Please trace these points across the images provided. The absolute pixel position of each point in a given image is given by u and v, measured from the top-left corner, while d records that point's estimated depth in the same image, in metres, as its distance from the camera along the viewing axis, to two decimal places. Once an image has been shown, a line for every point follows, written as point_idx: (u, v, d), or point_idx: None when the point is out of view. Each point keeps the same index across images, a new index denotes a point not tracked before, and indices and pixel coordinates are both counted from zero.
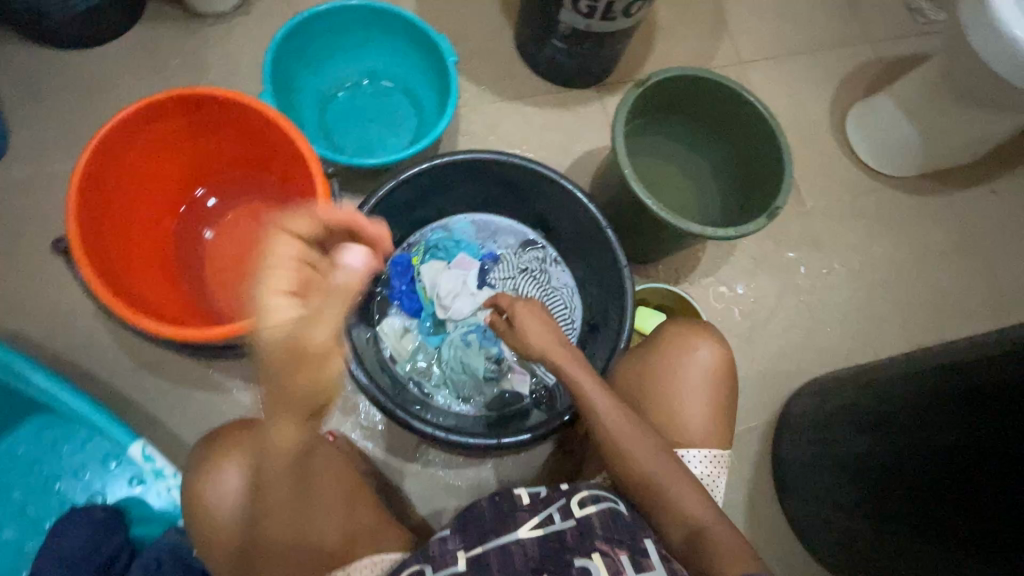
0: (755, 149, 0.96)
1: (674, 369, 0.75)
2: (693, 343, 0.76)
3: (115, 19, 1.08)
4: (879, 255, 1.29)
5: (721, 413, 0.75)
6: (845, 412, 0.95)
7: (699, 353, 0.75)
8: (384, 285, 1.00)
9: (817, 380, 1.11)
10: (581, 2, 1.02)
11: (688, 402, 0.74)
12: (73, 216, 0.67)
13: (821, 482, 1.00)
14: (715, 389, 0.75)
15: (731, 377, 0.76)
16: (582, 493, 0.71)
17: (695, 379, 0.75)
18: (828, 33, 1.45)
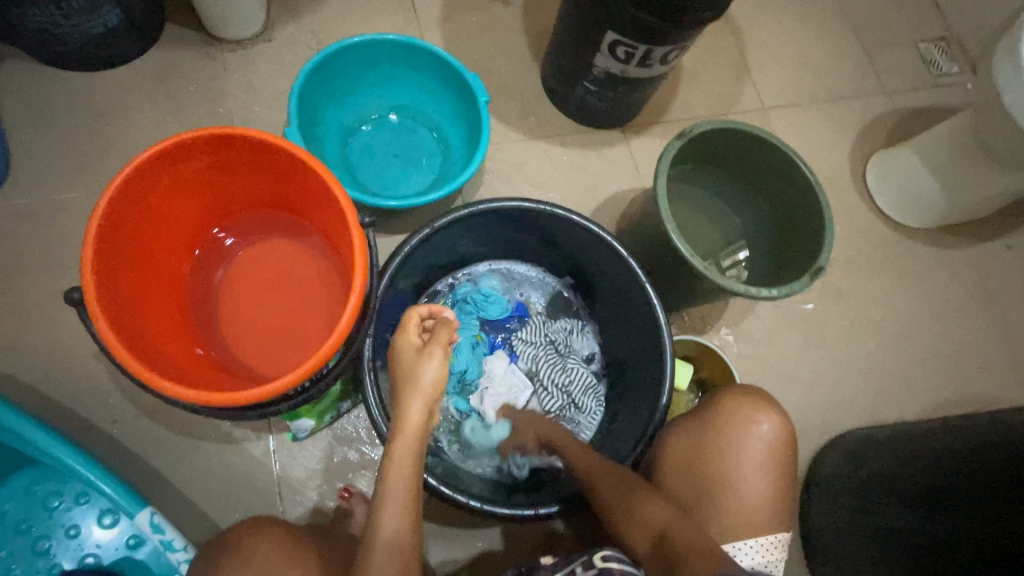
0: (792, 205, 0.94)
1: (736, 443, 0.73)
2: (755, 416, 0.74)
3: (132, 42, 1.04)
4: (901, 307, 1.28)
5: (784, 490, 0.73)
6: (889, 480, 0.93)
7: (761, 426, 0.73)
8: None
9: (857, 436, 1.08)
10: (618, 48, 1.01)
11: (749, 480, 0.71)
12: (88, 268, 0.61)
13: (857, 551, 0.96)
14: (778, 466, 0.73)
15: (792, 453, 0.75)
16: (604, 549, 0.66)
17: (759, 456, 0.72)
18: (847, 82, 1.46)
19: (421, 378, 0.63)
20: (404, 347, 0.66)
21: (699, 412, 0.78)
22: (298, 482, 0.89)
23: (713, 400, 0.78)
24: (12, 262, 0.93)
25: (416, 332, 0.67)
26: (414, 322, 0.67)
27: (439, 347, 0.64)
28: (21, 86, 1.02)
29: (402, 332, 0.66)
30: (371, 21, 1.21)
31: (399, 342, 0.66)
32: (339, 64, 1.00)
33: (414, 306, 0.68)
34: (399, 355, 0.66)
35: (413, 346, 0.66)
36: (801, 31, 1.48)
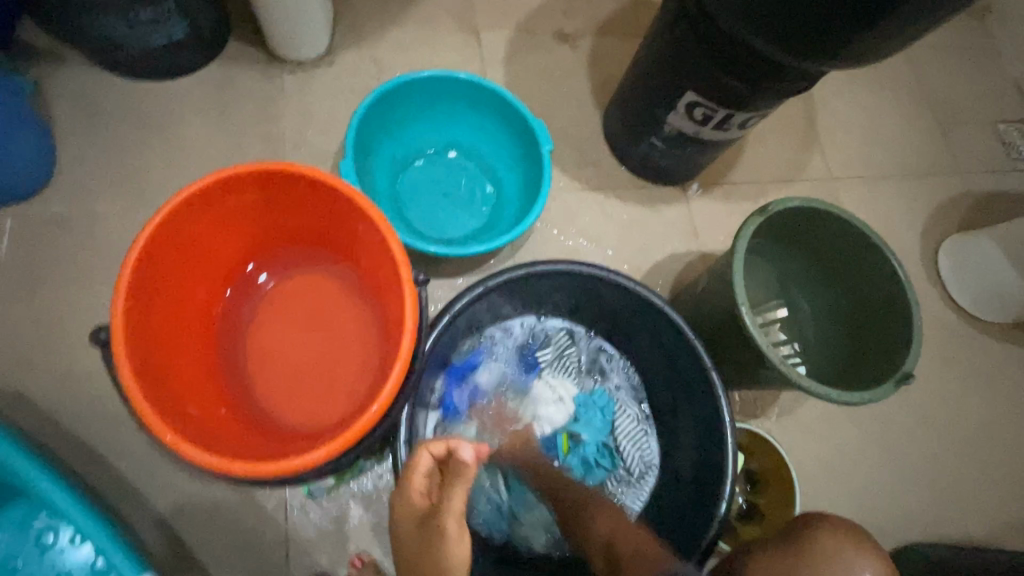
0: (872, 298, 0.87)
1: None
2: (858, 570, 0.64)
3: (193, 56, 1.01)
4: (972, 409, 1.17)
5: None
6: None
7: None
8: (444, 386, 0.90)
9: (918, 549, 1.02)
10: (696, 109, 0.96)
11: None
12: (120, 308, 0.56)
13: None
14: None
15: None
16: None
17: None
18: (920, 158, 1.39)
19: (433, 566, 0.51)
20: (407, 517, 0.54)
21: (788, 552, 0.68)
22: (308, 540, 0.82)
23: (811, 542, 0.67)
24: (42, 274, 0.88)
25: (423, 489, 0.55)
26: (422, 474, 0.55)
27: (449, 528, 0.51)
28: (77, 91, 1.00)
29: (407, 495, 0.55)
30: (435, 54, 1.18)
31: (402, 517, 0.55)
32: (402, 96, 0.96)
33: (425, 446, 0.56)
34: (399, 524, 0.55)
35: (418, 515, 0.54)
36: (874, 101, 1.42)
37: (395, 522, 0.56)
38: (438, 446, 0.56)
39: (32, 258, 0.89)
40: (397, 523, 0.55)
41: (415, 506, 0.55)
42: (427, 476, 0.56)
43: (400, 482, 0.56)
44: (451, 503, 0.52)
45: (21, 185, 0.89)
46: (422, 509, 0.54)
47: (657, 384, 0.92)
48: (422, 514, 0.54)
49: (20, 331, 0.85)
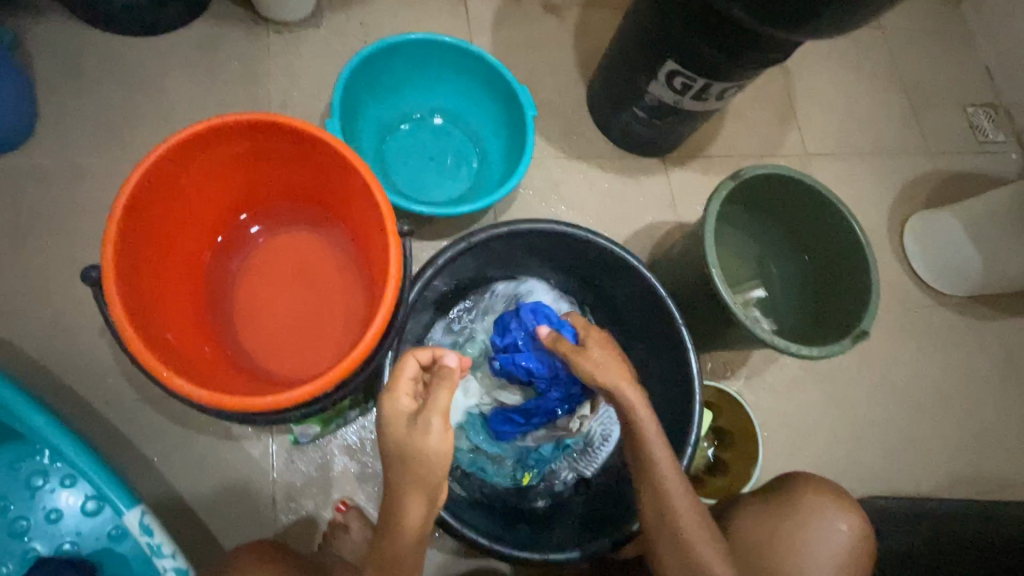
0: (835, 263, 0.92)
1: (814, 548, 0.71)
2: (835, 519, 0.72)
3: (177, 11, 1.01)
4: (928, 375, 1.24)
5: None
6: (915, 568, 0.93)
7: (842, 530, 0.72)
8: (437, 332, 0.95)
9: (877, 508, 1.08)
10: (676, 79, 0.99)
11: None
12: (111, 248, 0.58)
13: None
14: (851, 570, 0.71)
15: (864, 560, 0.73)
16: None
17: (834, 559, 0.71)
18: (892, 137, 1.44)
19: (428, 452, 0.56)
20: (396, 417, 0.58)
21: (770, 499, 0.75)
22: (296, 488, 0.85)
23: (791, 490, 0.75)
24: (26, 226, 0.88)
25: (410, 391, 0.59)
26: (409, 378, 0.60)
27: (435, 423, 0.56)
28: (59, 44, 0.99)
29: (397, 396, 0.58)
30: (421, 19, 1.18)
31: (391, 418, 0.57)
32: (389, 58, 0.97)
33: (410, 354, 0.61)
34: (388, 427, 0.57)
35: (407, 414, 0.58)
36: (851, 81, 1.46)
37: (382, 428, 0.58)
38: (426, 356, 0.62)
39: (16, 211, 0.89)
40: (386, 425, 0.57)
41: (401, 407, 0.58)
42: (411, 380, 0.60)
43: (385, 388, 0.59)
44: (441, 397, 0.57)
45: (3, 139, 0.89)
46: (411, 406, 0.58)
47: (632, 344, 0.96)
48: (410, 414, 0.58)
49: (5, 282, 0.85)
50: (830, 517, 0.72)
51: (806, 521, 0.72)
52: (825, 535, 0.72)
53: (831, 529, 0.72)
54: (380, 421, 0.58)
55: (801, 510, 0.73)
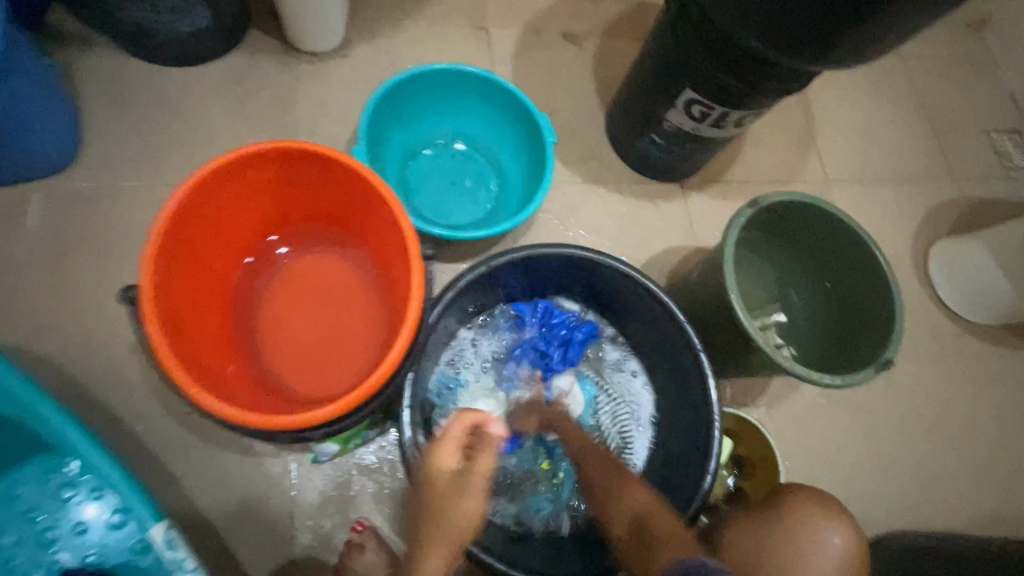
0: (858, 291, 0.91)
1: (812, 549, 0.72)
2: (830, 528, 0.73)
3: (215, 44, 1.06)
4: (957, 406, 1.20)
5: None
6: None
7: (833, 540, 0.72)
8: (469, 332, 0.97)
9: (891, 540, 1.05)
10: (694, 107, 1.00)
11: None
12: (148, 268, 0.60)
13: None
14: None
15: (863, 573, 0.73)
16: None
17: (830, 572, 0.70)
18: (914, 163, 1.43)
19: (458, 506, 0.68)
20: (440, 471, 0.69)
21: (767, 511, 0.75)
22: (313, 506, 0.85)
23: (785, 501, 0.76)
24: (65, 245, 0.92)
25: (455, 451, 0.70)
26: (455, 438, 0.71)
27: (477, 482, 0.69)
28: (105, 74, 1.04)
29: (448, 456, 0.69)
30: (445, 49, 1.23)
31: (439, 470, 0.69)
32: (414, 88, 1.01)
33: (460, 416, 0.72)
34: (431, 477, 0.69)
35: (450, 471, 0.69)
36: (870, 107, 1.46)
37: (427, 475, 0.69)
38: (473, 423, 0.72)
39: (56, 230, 0.93)
40: (431, 475, 0.69)
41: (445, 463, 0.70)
42: (459, 442, 0.71)
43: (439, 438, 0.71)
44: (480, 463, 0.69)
45: (50, 162, 0.94)
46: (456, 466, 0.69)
47: (652, 369, 0.95)
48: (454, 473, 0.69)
49: (44, 298, 0.89)
50: (823, 529, 0.73)
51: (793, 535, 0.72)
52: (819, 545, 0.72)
53: (820, 537, 0.72)
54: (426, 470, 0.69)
55: (791, 521, 0.73)
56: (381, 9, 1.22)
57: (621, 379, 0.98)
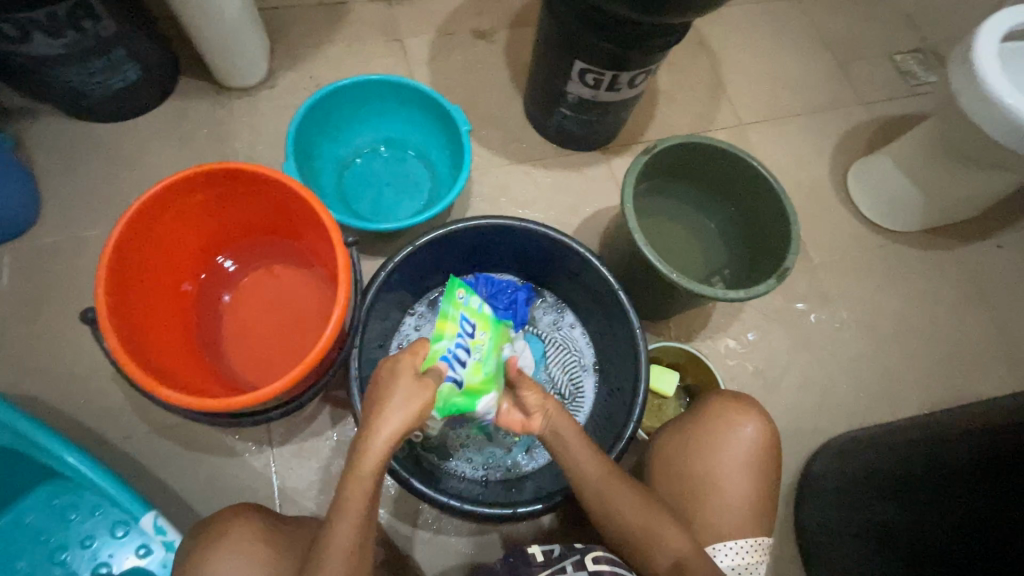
0: (760, 213, 1.00)
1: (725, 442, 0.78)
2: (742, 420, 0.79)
3: (147, 94, 1.15)
4: (890, 309, 1.29)
5: (767, 491, 0.77)
6: (863, 481, 0.97)
7: (744, 430, 0.79)
8: (410, 320, 1.04)
9: (836, 440, 1.12)
10: (587, 76, 1.09)
11: (731, 479, 0.76)
12: (102, 290, 0.69)
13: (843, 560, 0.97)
14: (763, 465, 0.77)
15: (777, 457, 0.79)
16: (596, 551, 0.69)
17: (744, 459, 0.77)
18: (823, 95, 1.52)
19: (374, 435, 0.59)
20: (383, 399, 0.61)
21: (696, 413, 0.83)
22: (298, 491, 0.93)
23: (707, 402, 0.83)
24: (38, 296, 1.01)
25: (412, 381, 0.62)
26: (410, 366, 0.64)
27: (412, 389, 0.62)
28: (52, 138, 1.13)
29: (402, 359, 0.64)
30: (364, 65, 1.32)
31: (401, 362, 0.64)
32: (334, 103, 1.10)
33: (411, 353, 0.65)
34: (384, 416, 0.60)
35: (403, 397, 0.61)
36: (775, 50, 1.55)
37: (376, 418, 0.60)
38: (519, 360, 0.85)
39: (27, 284, 1.01)
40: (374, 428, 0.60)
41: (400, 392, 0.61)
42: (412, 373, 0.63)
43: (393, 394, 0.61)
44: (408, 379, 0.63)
45: (12, 226, 1.02)
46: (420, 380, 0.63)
47: (587, 318, 1.04)
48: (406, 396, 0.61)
49: (25, 345, 0.97)
50: (735, 420, 0.79)
51: (710, 427, 0.80)
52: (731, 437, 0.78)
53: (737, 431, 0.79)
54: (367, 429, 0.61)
55: (706, 417, 0.81)
56: (300, 37, 1.31)
57: (563, 332, 1.06)
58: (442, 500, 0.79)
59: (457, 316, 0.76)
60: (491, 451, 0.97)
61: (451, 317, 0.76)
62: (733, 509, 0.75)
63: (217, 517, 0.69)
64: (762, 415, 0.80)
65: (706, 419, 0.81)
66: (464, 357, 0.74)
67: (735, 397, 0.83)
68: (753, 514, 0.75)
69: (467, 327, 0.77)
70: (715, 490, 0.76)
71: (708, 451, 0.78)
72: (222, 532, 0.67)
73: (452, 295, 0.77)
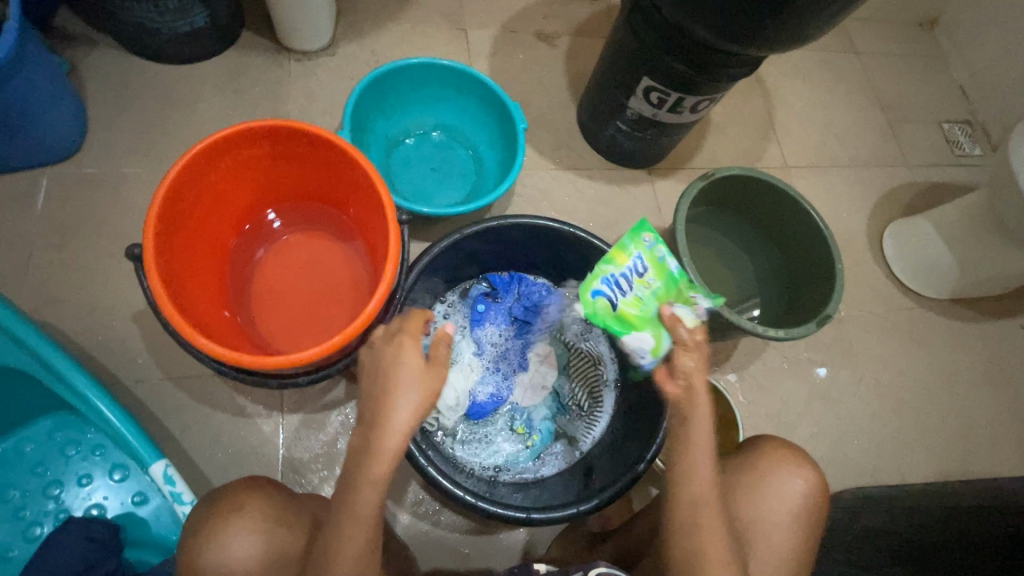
0: (806, 258, 1.00)
1: (775, 487, 0.79)
2: (794, 470, 0.80)
3: (210, 42, 1.14)
4: (910, 373, 1.28)
5: (805, 544, 0.78)
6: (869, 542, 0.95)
7: (796, 481, 0.80)
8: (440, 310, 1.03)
9: (843, 497, 1.11)
10: (652, 94, 1.09)
11: (779, 529, 0.77)
12: (151, 227, 0.68)
13: None
14: (808, 518, 0.79)
15: (822, 509, 0.81)
16: (599, 567, 0.65)
17: (791, 508, 0.78)
18: (870, 151, 1.52)
19: (409, 395, 0.58)
20: (399, 364, 0.59)
21: (745, 453, 0.84)
22: (303, 462, 0.92)
23: (761, 445, 0.84)
24: (70, 224, 0.99)
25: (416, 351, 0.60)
26: (413, 334, 0.62)
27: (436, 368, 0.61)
28: (106, 70, 1.12)
29: (408, 341, 0.61)
30: (426, 49, 1.32)
31: (407, 345, 0.60)
32: (395, 80, 1.09)
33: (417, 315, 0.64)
34: (396, 375, 0.59)
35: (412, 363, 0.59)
36: (828, 99, 1.56)
37: (385, 374, 0.59)
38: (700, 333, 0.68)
39: (60, 210, 1.00)
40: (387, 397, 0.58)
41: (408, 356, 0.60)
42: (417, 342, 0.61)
43: (410, 372, 0.59)
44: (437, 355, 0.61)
45: (55, 151, 1.01)
46: (426, 368, 0.59)
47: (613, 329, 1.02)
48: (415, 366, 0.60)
49: (51, 272, 0.96)
50: (789, 471, 0.80)
51: (763, 475, 0.80)
52: (782, 486, 0.79)
53: (787, 482, 0.80)
54: (384, 364, 0.60)
55: (763, 465, 0.81)
56: (367, 11, 1.31)
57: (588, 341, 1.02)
58: (460, 493, 0.77)
59: (633, 250, 0.75)
60: (504, 451, 0.95)
61: (628, 249, 0.75)
62: (772, 558, 0.76)
63: (229, 489, 0.67)
64: (815, 469, 0.81)
65: (759, 463, 0.81)
66: (623, 288, 0.74)
67: (789, 445, 0.84)
68: (786, 563, 0.77)
69: (640, 266, 0.75)
70: (763, 538, 0.77)
71: (760, 495, 0.79)
72: (237, 506, 0.65)
73: (638, 232, 0.76)
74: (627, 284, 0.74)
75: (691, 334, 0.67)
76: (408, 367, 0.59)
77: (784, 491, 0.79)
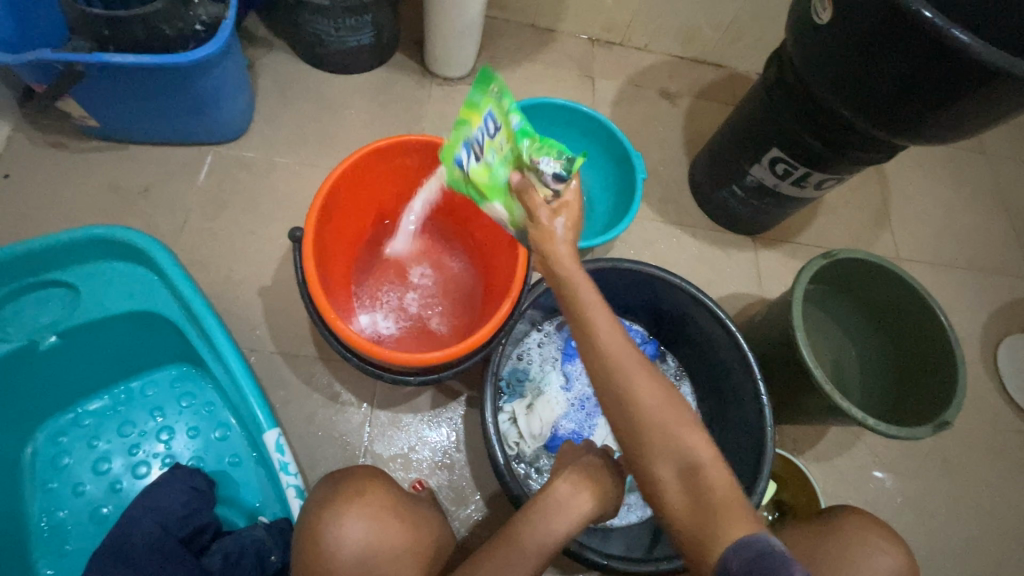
0: (922, 357, 0.95)
1: (859, 556, 0.76)
2: (880, 543, 0.77)
3: (368, 59, 1.25)
4: (1016, 503, 1.17)
5: None
6: None
7: (882, 555, 0.76)
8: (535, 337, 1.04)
9: None
10: (778, 165, 1.09)
11: None
12: (315, 214, 0.75)
13: None
14: None
15: None
16: None
17: None
18: (992, 257, 1.44)
19: (577, 508, 0.65)
20: (578, 490, 0.66)
21: (824, 521, 0.82)
22: (383, 458, 0.95)
23: (841, 513, 0.82)
24: (223, 199, 1.10)
25: (588, 485, 0.67)
26: (585, 471, 0.69)
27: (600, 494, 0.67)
28: (276, 70, 1.25)
29: (586, 474, 0.68)
30: (554, 90, 1.39)
31: (585, 478, 0.68)
32: (528, 116, 1.15)
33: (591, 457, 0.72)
34: (571, 493, 0.66)
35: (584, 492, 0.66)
36: (951, 197, 1.50)
37: (564, 492, 0.66)
38: (576, 190, 0.60)
39: (218, 185, 1.11)
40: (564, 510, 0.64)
41: (584, 486, 0.67)
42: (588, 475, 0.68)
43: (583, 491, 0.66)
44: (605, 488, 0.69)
45: (223, 135, 1.13)
46: (594, 493, 0.67)
47: (705, 396, 1.04)
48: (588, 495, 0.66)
49: (200, 238, 1.06)
50: (875, 544, 0.77)
51: (845, 542, 0.77)
52: (867, 557, 0.76)
53: (872, 553, 0.76)
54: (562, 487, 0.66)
55: (844, 532, 0.78)
56: (506, 49, 1.40)
57: None
58: None
59: (484, 108, 0.67)
60: None
61: (479, 108, 0.67)
62: None
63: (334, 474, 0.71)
64: (903, 547, 0.78)
65: (840, 531, 0.79)
66: (476, 153, 0.68)
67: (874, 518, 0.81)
68: None
69: (493, 125, 0.67)
70: None
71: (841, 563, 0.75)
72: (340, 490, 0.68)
73: (486, 83, 0.65)
74: (480, 149, 0.68)
75: (565, 195, 0.60)
76: (582, 489, 0.66)
77: (870, 561, 0.75)
